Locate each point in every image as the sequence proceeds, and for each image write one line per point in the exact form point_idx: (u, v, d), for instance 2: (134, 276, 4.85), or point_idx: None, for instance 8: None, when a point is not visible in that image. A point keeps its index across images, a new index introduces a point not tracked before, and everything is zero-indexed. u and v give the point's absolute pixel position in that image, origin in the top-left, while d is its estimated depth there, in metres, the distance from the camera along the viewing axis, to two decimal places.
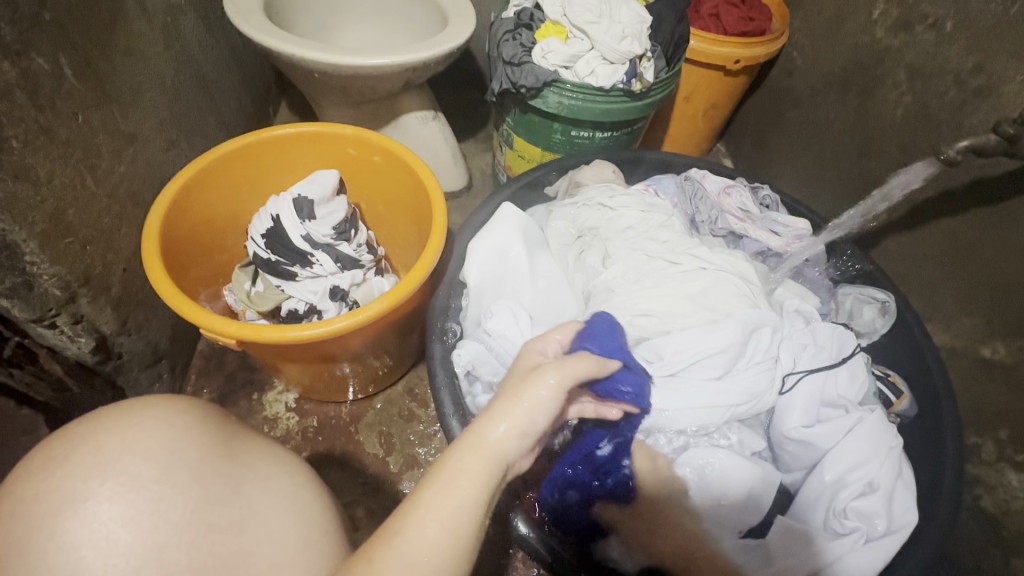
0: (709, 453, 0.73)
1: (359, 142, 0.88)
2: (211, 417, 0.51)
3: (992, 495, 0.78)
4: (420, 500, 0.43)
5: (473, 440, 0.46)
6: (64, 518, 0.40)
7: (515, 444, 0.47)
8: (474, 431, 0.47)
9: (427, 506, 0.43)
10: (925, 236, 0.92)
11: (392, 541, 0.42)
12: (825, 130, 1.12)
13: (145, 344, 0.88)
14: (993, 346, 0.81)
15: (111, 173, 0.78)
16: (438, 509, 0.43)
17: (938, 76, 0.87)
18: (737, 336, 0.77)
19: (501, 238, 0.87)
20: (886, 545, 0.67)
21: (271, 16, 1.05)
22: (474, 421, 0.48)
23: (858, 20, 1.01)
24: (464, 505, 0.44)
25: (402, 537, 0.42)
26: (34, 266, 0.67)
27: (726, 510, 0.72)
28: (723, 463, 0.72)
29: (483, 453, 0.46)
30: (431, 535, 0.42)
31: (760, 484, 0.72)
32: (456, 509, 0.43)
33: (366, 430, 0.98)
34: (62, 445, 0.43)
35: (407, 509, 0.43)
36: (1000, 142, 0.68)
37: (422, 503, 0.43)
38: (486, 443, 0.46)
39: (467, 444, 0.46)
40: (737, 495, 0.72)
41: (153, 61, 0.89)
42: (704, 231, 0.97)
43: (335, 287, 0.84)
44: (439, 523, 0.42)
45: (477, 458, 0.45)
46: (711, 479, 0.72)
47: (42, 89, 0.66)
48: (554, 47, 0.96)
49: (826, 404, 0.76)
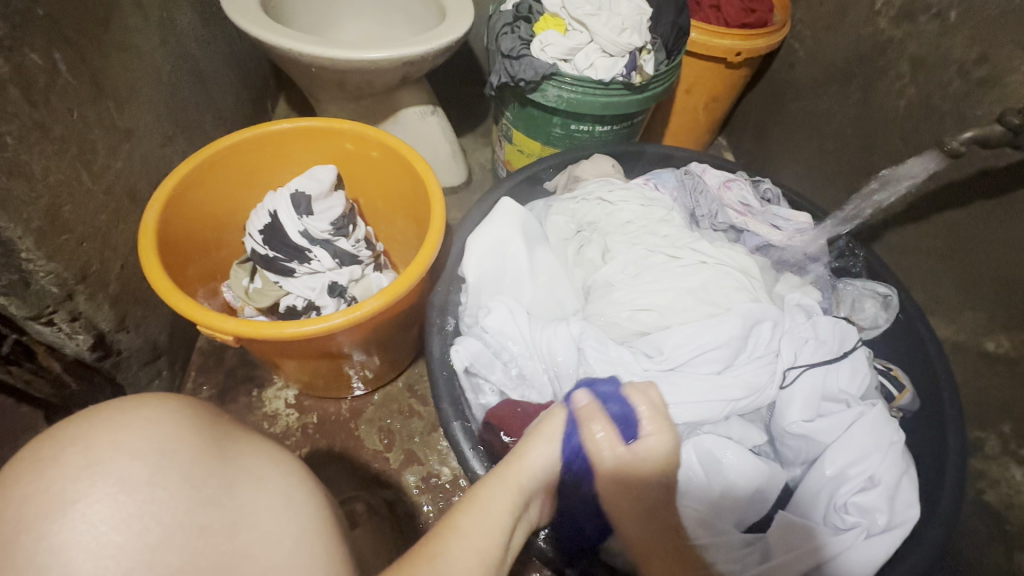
0: (719, 444, 0.73)
1: (356, 138, 0.88)
2: (205, 417, 0.51)
3: (995, 489, 0.78)
4: (455, 525, 0.45)
5: (498, 477, 0.51)
6: (52, 520, 0.39)
7: (535, 482, 0.53)
8: (502, 470, 0.52)
9: (463, 529, 0.45)
10: (928, 230, 0.91)
11: (431, 563, 0.42)
12: (827, 122, 1.11)
13: (144, 340, 0.88)
14: (997, 339, 0.80)
15: (107, 170, 0.78)
16: (474, 530, 0.45)
17: (942, 66, 0.86)
18: (737, 330, 0.77)
19: (499, 232, 0.87)
20: (886, 540, 0.67)
21: (267, 11, 1.04)
22: (504, 462, 0.53)
23: (861, 11, 1.00)
24: (496, 527, 0.46)
25: (442, 559, 0.42)
26: (30, 263, 0.66)
27: (732, 506, 0.71)
28: (733, 459, 0.71)
29: (509, 487, 0.50)
30: (469, 557, 0.43)
31: (766, 481, 0.72)
32: (489, 532, 0.46)
33: (366, 426, 0.98)
34: (50, 446, 0.43)
35: (443, 532, 0.45)
36: (1004, 133, 0.67)
37: (459, 527, 0.45)
38: (509, 478, 0.51)
39: (492, 481, 0.50)
40: (745, 489, 0.71)
41: (149, 57, 0.89)
42: (704, 225, 0.96)
43: (333, 282, 0.84)
44: (479, 542, 0.45)
45: (502, 490, 0.49)
46: (717, 472, 0.71)
47: (36, 85, 0.65)
48: (553, 40, 0.95)
49: (826, 399, 0.76)
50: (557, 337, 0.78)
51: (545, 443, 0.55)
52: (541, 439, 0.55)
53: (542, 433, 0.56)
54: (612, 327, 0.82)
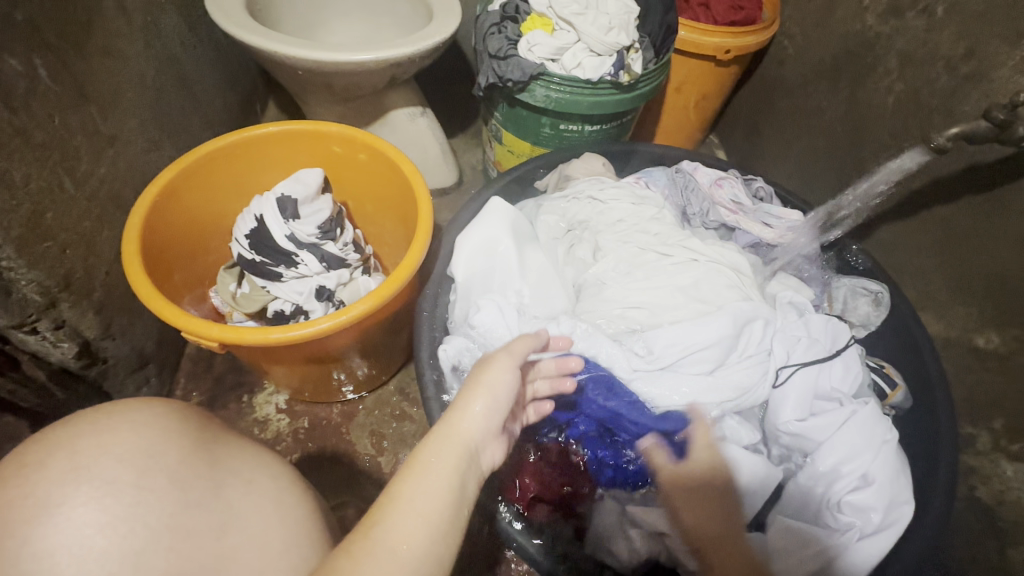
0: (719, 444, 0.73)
1: (344, 140, 0.87)
2: (193, 420, 0.50)
3: (987, 485, 0.78)
4: (395, 494, 0.43)
5: (437, 434, 0.48)
6: (37, 524, 0.39)
7: (481, 430, 0.49)
8: (446, 424, 0.48)
9: (402, 500, 0.43)
10: (919, 226, 0.91)
11: (372, 532, 0.41)
12: (816, 120, 1.11)
13: (131, 348, 0.88)
14: (987, 335, 0.80)
15: (91, 176, 0.77)
16: (417, 497, 0.44)
17: (929, 62, 0.86)
18: (729, 329, 0.76)
19: (489, 231, 0.86)
20: (879, 539, 0.67)
21: (253, 14, 1.03)
22: (449, 413, 0.49)
23: (850, 7, 0.99)
24: (442, 491, 0.44)
25: (381, 528, 0.41)
26: (11, 271, 0.66)
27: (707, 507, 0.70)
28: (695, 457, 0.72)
29: (455, 445, 0.47)
30: (410, 528, 0.42)
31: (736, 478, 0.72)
32: (434, 495, 0.44)
33: (357, 430, 0.97)
34: (36, 450, 0.43)
35: (383, 504, 0.43)
36: (991, 128, 0.67)
37: (397, 493, 0.44)
38: (451, 435, 0.48)
39: (434, 439, 0.47)
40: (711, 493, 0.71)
41: (133, 61, 0.88)
42: (696, 223, 0.96)
43: (321, 287, 0.84)
44: (420, 509, 0.43)
45: (446, 449, 0.47)
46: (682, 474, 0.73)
47: (15, 92, 0.65)
48: (539, 40, 0.94)
49: (819, 397, 0.75)
50: None
51: (487, 395, 0.51)
52: (480, 390, 0.51)
53: (482, 382, 0.52)
54: (603, 327, 0.82)
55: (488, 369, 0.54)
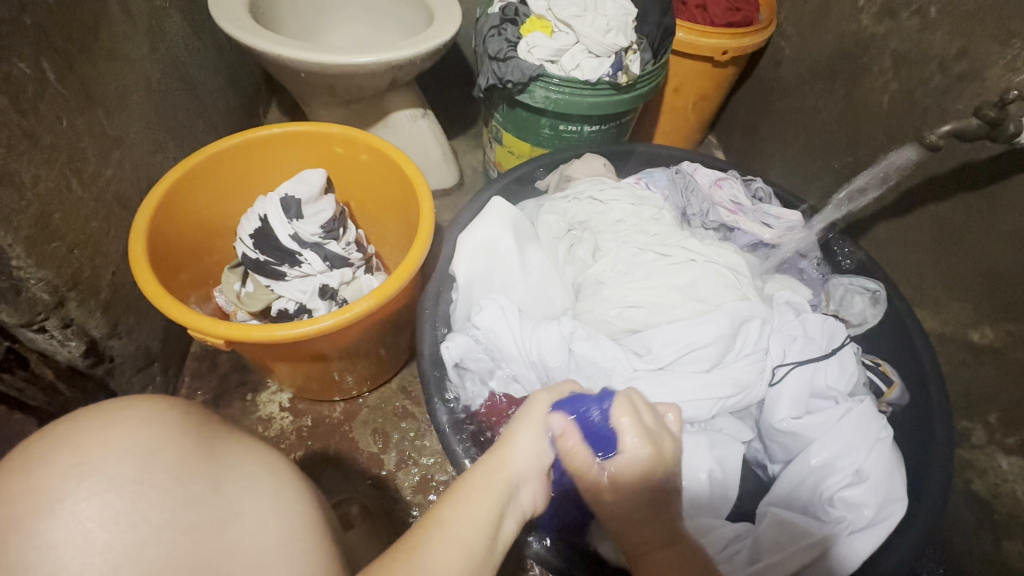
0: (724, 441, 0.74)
1: (346, 142, 0.88)
2: (194, 417, 0.52)
3: (983, 478, 0.78)
4: (438, 517, 0.43)
5: (485, 465, 0.49)
6: (41, 518, 0.40)
7: (527, 467, 0.50)
8: (493, 458, 0.49)
9: (444, 523, 0.43)
10: (914, 223, 0.92)
11: (410, 555, 0.41)
12: (812, 119, 1.12)
13: (136, 347, 0.89)
14: (982, 330, 0.81)
15: (98, 177, 0.78)
16: (458, 524, 0.43)
17: (923, 62, 0.87)
18: (726, 328, 0.77)
19: (490, 230, 0.87)
20: (871, 535, 0.67)
21: (256, 17, 1.05)
22: (496, 450, 0.50)
23: (844, 8, 1.01)
24: (482, 523, 0.44)
25: (423, 551, 0.41)
26: (20, 270, 0.67)
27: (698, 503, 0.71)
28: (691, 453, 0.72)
29: (498, 479, 0.48)
30: (451, 555, 0.41)
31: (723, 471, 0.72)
32: (473, 524, 0.44)
33: (360, 428, 0.98)
34: (40, 446, 0.43)
35: (425, 524, 0.43)
36: (982, 126, 0.68)
37: (439, 518, 0.43)
38: (496, 469, 0.48)
39: (481, 469, 0.48)
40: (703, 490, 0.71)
41: (139, 64, 0.90)
42: (695, 224, 0.97)
43: (324, 286, 0.85)
44: (459, 536, 0.43)
45: (490, 480, 0.47)
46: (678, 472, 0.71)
47: (25, 94, 0.66)
48: (539, 42, 0.96)
49: (815, 396, 0.77)
50: (547, 337, 0.77)
51: (536, 429, 0.52)
52: (528, 426, 0.52)
53: (530, 418, 0.54)
54: (602, 325, 0.83)
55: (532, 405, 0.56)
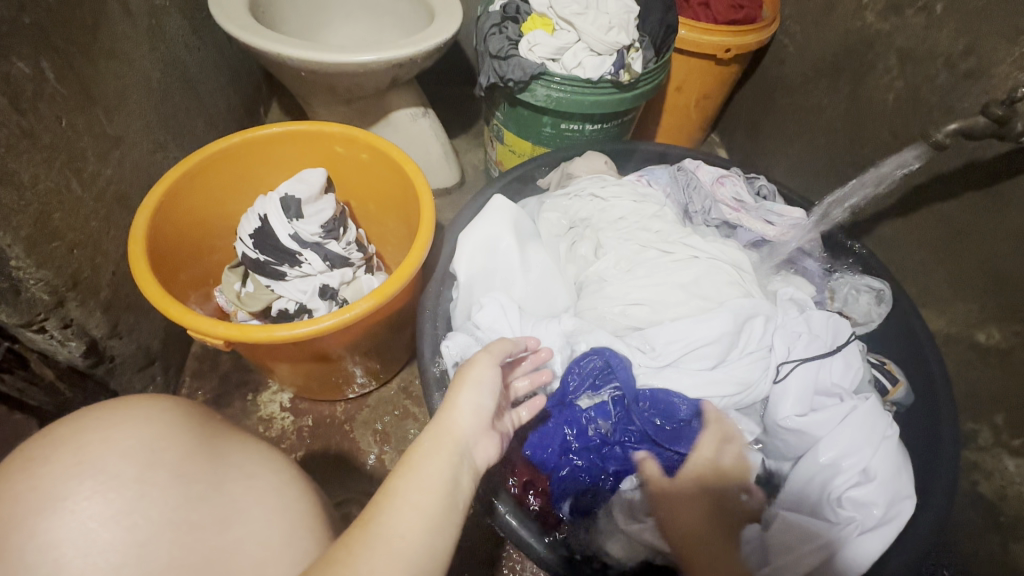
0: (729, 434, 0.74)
1: (346, 141, 0.88)
2: (194, 414, 0.51)
3: (989, 480, 0.78)
4: (389, 489, 0.43)
5: (429, 432, 0.48)
6: (44, 517, 0.39)
7: (469, 425, 0.49)
8: (436, 420, 0.49)
9: (393, 492, 0.43)
10: (920, 221, 0.91)
11: (367, 527, 0.41)
12: (816, 118, 1.11)
13: (137, 347, 0.88)
14: (989, 331, 0.80)
15: (98, 177, 0.78)
16: (410, 492, 0.43)
17: (929, 59, 0.86)
18: (729, 327, 0.77)
19: (491, 229, 0.87)
20: (880, 535, 0.67)
21: (257, 16, 1.05)
22: (437, 413, 0.50)
23: (849, 5, 1.00)
24: (434, 485, 0.44)
25: (378, 522, 0.41)
26: (20, 271, 0.67)
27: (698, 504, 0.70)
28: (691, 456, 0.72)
29: (442, 440, 0.47)
30: (407, 521, 0.41)
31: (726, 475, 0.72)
32: (426, 490, 0.44)
33: (361, 428, 0.98)
34: (42, 445, 0.43)
35: (380, 500, 0.43)
36: (989, 124, 0.67)
37: (390, 488, 0.43)
38: (440, 433, 0.48)
39: (426, 436, 0.47)
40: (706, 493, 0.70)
41: (139, 64, 0.89)
42: (697, 221, 0.96)
43: (324, 286, 0.85)
44: (412, 504, 0.42)
45: (435, 444, 0.47)
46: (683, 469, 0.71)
47: (24, 94, 0.66)
48: (541, 40, 0.95)
49: (820, 394, 0.75)
50: (549, 335, 0.77)
51: (474, 388, 0.52)
52: (465, 386, 0.52)
53: (468, 379, 0.53)
54: (604, 323, 0.83)
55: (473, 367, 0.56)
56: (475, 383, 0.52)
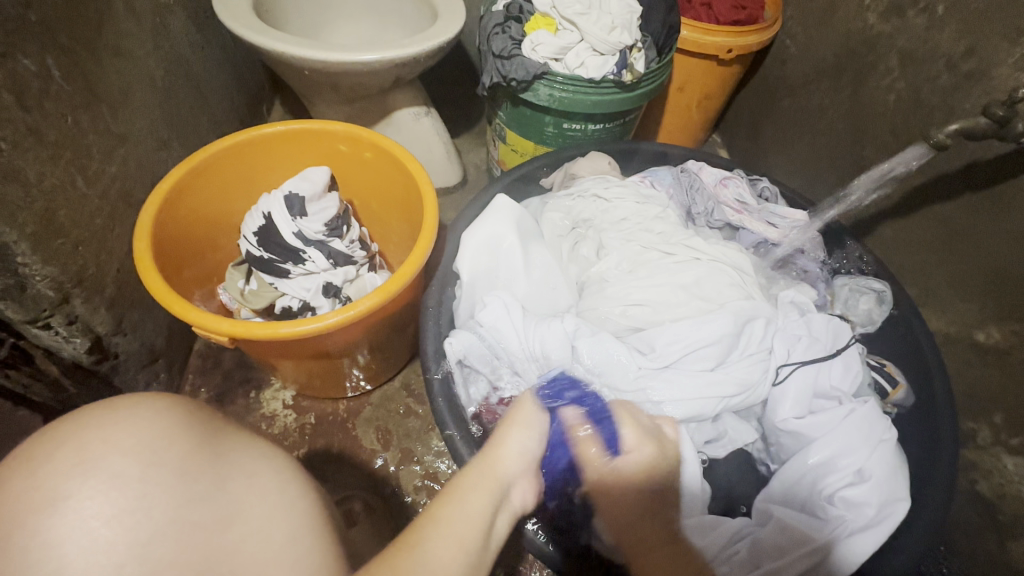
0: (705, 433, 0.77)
1: (349, 140, 0.88)
2: (197, 415, 0.51)
3: (988, 480, 0.78)
4: (435, 514, 0.44)
5: (476, 468, 0.50)
6: (45, 516, 0.40)
7: (515, 469, 0.52)
8: (484, 462, 0.51)
9: (440, 519, 0.44)
10: (920, 222, 0.92)
11: (412, 553, 0.40)
12: (818, 118, 1.12)
13: (141, 344, 0.89)
14: (988, 330, 0.81)
15: (103, 174, 0.78)
16: (454, 519, 0.44)
17: (930, 60, 0.87)
18: (729, 327, 0.77)
19: (494, 228, 0.87)
20: (873, 535, 0.67)
21: (260, 15, 1.05)
22: (484, 454, 0.53)
23: (850, 7, 1.00)
24: (480, 518, 0.45)
25: (422, 547, 0.41)
26: (25, 267, 0.67)
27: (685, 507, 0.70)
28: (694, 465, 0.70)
29: (489, 480, 0.49)
30: (447, 549, 0.41)
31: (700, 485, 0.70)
32: (469, 521, 0.44)
33: (363, 426, 0.99)
34: (43, 445, 0.43)
35: (422, 522, 0.43)
36: (990, 125, 0.68)
37: (435, 515, 0.44)
38: (488, 470, 0.50)
39: (470, 473, 0.50)
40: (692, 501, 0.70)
41: (143, 62, 0.90)
42: (700, 223, 0.96)
43: (328, 283, 0.85)
44: (459, 533, 0.43)
45: (481, 481, 0.49)
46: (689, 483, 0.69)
47: (30, 91, 0.66)
48: (543, 40, 0.95)
49: (819, 396, 0.77)
50: (551, 334, 0.78)
51: (522, 431, 0.56)
52: (516, 427, 0.56)
53: (516, 420, 0.58)
54: (606, 323, 0.83)
55: (516, 410, 0.60)
56: (525, 426, 0.56)
